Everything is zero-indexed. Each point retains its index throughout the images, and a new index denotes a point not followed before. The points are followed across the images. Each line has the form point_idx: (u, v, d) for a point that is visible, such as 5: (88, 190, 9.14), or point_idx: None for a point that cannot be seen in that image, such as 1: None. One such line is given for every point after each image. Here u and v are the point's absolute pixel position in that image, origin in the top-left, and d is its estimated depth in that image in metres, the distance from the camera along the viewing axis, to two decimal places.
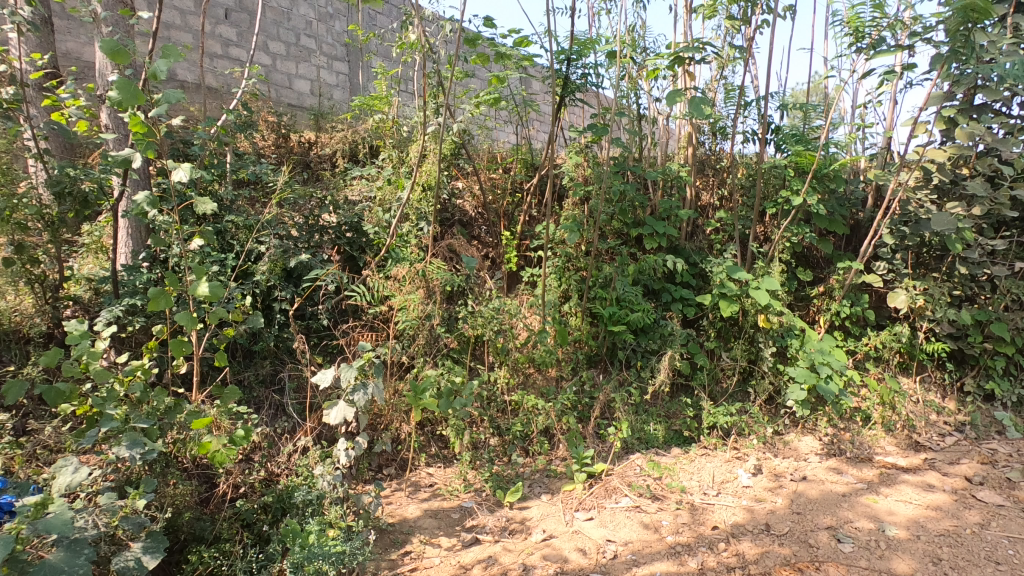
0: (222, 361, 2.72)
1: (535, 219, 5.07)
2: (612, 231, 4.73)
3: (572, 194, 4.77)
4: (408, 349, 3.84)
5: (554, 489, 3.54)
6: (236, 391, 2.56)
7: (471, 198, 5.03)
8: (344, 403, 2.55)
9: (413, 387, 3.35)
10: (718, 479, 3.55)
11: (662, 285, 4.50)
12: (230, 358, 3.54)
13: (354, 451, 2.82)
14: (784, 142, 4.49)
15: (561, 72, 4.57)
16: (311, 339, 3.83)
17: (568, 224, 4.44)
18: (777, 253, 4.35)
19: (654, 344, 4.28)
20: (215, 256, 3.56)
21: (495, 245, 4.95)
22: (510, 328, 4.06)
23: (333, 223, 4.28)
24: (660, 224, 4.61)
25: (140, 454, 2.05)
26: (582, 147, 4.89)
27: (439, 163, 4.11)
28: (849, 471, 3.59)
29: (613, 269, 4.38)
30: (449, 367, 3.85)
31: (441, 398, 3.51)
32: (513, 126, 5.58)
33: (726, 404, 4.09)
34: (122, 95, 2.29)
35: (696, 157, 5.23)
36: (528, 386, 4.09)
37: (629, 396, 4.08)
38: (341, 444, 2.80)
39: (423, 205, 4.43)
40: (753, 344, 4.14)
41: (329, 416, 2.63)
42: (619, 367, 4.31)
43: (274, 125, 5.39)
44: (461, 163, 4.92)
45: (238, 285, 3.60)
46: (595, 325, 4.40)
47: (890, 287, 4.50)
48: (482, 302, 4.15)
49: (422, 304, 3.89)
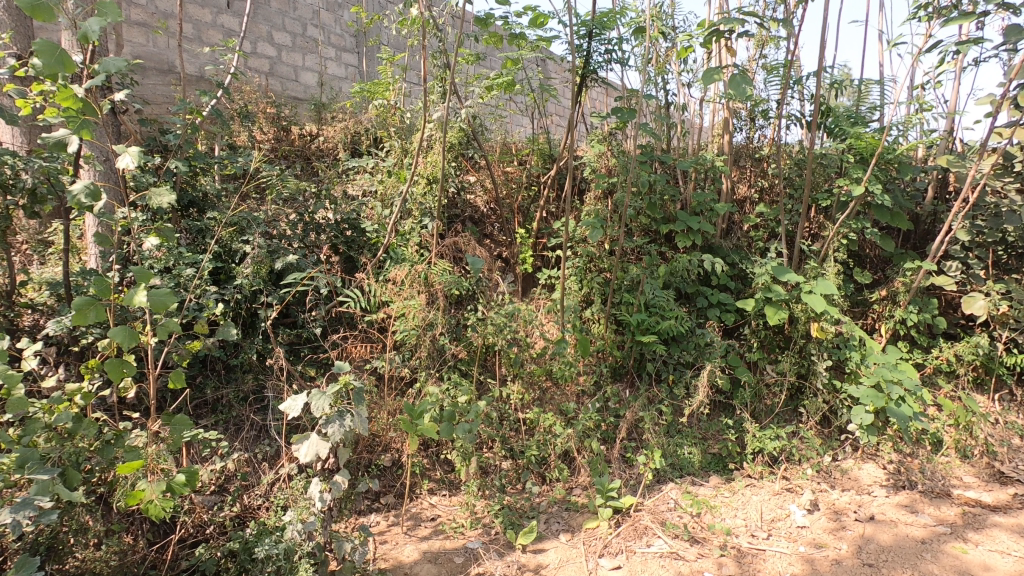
0: (179, 382, 2.30)
1: (553, 216, 4.62)
2: (639, 227, 4.23)
3: (594, 186, 4.29)
4: (410, 361, 3.42)
5: (575, 526, 3.06)
6: (187, 421, 2.16)
7: (483, 193, 4.59)
8: (316, 436, 2.05)
9: (408, 409, 2.89)
10: (767, 516, 3.04)
11: (696, 288, 3.99)
12: (209, 372, 3.16)
13: (333, 493, 2.33)
14: (837, 125, 3.96)
15: (582, 49, 4.07)
16: (301, 350, 3.42)
17: (590, 220, 3.99)
18: (832, 252, 3.76)
19: (688, 356, 3.76)
20: (190, 257, 3.16)
21: (509, 244, 4.49)
22: (525, 336, 3.63)
23: (330, 220, 3.89)
24: (695, 220, 4.10)
25: (28, 521, 1.68)
26: (605, 135, 4.40)
27: (445, 152, 3.64)
28: (925, 510, 3.04)
29: (640, 270, 3.90)
30: (454, 382, 3.41)
31: (442, 422, 3.03)
32: (529, 115, 5.11)
33: (772, 425, 3.57)
34: (45, 59, 1.91)
35: (733, 145, 4.70)
36: (545, 402, 3.66)
37: (660, 416, 3.60)
38: (314, 485, 2.29)
39: (428, 199, 3.98)
40: (803, 357, 3.61)
41: (300, 452, 2.12)
42: (649, 382, 3.82)
43: (272, 116, 5.01)
44: (472, 154, 4.40)
45: (218, 289, 3.21)
46: (620, 334, 3.92)
47: (961, 291, 3.91)
48: (493, 308, 3.69)
49: (424, 311, 3.44)
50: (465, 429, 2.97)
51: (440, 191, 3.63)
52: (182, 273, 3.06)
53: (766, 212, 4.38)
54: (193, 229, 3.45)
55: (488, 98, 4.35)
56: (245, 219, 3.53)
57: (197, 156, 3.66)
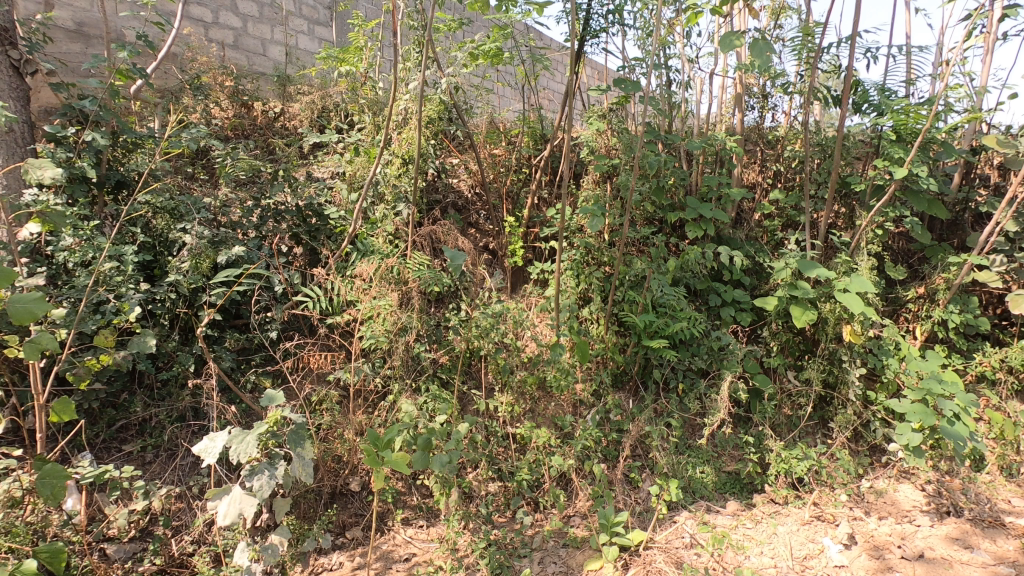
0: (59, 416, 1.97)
1: (545, 202, 4.14)
2: (643, 216, 3.76)
3: (592, 169, 3.80)
4: (380, 371, 2.92)
5: (575, 568, 2.63)
6: (61, 471, 1.88)
7: (468, 176, 4.09)
8: (238, 494, 1.82)
9: (373, 438, 2.32)
10: (799, 553, 2.61)
11: (707, 284, 3.53)
12: (137, 387, 2.65)
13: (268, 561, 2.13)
14: (868, 102, 3.51)
15: (580, 10, 3.54)
16: (251, 359, 2.92)
17: (589, 208, 3.51)
18: (865, 244, 3.28)
19: (700, 361, 3.30)
20: (112, 249, 2.64)
21: (496, 233, 4.00)
22: (515, 340, 3.18)
23: (289, 206, 3.36)
24: (707, 208, 3.65)
25: None
26: (604, 111, 3.92)
27: (421, 126, 3.11)
28: (980, 545, 2.65)
29: (645, 264, 3.42)
30: (433, 396, 2.94)
31: (416, 451, 2.51)
32: (519, 89, 4.57)
33: (795, 441, 3.15)
34: None
35: (744, 125, 4.25)
36: (538, 415, 3.22)
37: (668, 431, 3.17)
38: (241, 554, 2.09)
39: (403, 181, 3.42)
40: (831, 363, 3.18)
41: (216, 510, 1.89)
42: (655, 391, 3.37)
43: (230, 88, 4.43)
44: (454, 131, 3.90)
45: (147, 287, 2.69)
46: (622, 335, 3.47)
47: (1003, 288, 3.50)
48: (478, 307, 3.23)
49: (396, 313, 2.91)
50: (443, 457, 2.49)
51: (415, 172, 3.12)
52: (100, 268, 2.55)
53: (781, 199, 3.94)
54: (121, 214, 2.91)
55: (472, 67, 3.82)
56: (183, 204, 3.02)
57: (124, 130, 3.04)
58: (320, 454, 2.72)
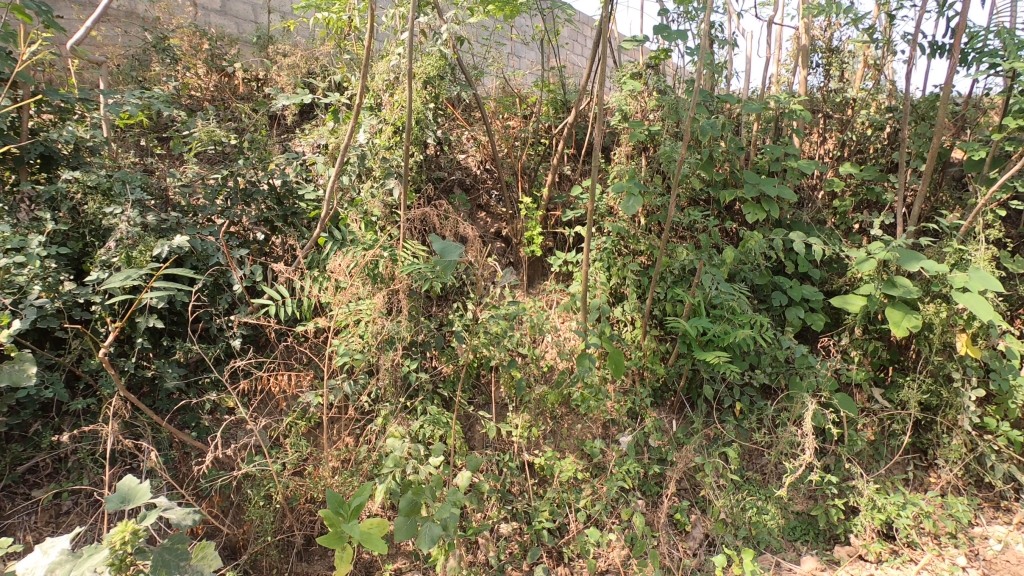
0: None
1: (567, 180, 3.49)
2: (687, 195, 3.11)
3: (625, 138, 3.14)
4: (365, 390, 2.34)
5: None
6: None
7: (478, 150, 3.45)
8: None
9: (333, 500, 1.67)
10: None
11: (770, 279, 2.85)
12: (55, 415, 2.10)
13: None
14: (982, 48, 2.78)
15: None
16: (204, 375, 2.36)
17: (624, 185, 2.86)
18: (981, 229, 2.56)
19: (765, 376, 2.65)
20: (17, 241, 2.07)
21: (510, 217, 3.36)
22: (532, 349, 2.61)
23: (259, 186, 2.76)
24: (771, 184, 2.96)
25: None
26: (638, 69, 3.23)
27: (412, 82, 2.43)
28: None
29: (694, 254, 2.77)
30: (431, 421, 2.34)
31: (398, 517, 1.85)
32: (537, 45, 3.85)
33: (886, 478, 2.52)
34: None
35: (807, 88, 3.55)
36: (561, 441, 2.69)
37: (726, 463, 2.54)
38: None
39: (395, 154, 2.77)
40: (933, 381, 2.52)
41: None
42: (705, 411, 2.74)
43: (205, 53, 3.82)
44: (458, 94, 3.23)
45: (67, 289, 2.13)
46: (663, 341, 2.84)
47: None
48: (486, 308, 2.60)
49: (380, 320, 2.28)
50: (435, 528, 1.85)
51: (407, 140, 2.48)
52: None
53: (855, 174, 3.24)
54: (42, 196, 2.34)
55: (479, 17, 3.15)
56: (120, 182, 2.45)
57: (44, 90, 2.47)
58: (286, 498, 2.16)
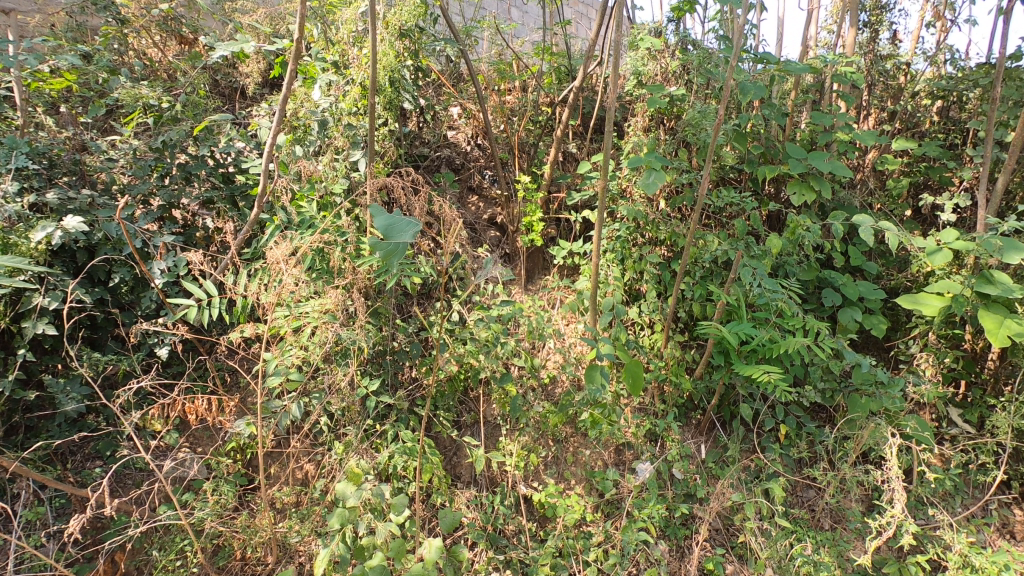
0: None
1: (572, 157, 2.98)
2: (716, 173, 2.59)
3: (642, 106, 2.63)
4: (316, 414, 1.84)
5: None
6: None
7: (467, 122, 2.92)
8: None
9: None
10: None
11: (819, 274, 2.34)
12: None
13: None
14: None
15: None
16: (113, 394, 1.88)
17: (640, 159, 2.34)
18: None
19: (817, 393, 2.14)
20: None
21: (505, 200, 2.85)
22: (529, 359, 2.11)
23: (195, 160, 2.25)
24: (820, 158, 2.44)
25: None
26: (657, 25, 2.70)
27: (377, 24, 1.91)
28: None
29: (728, 244, 2.27)
30: (401, 453, 1.85)
31: None
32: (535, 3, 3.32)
33: (968, 519, 2.03)
34: None
35: (854, 42, 2.97)
36: (565, 470, 2.20)
37: (771, 502, 2.05)
38: None
39: (362, 121, 2.26)
40: None
41: None
42: (741, 433, 2.25)
43: None
44: (442, 54, 2.70)
45: None
46: (689, 350, 2.34)
47: None
48: (473, 309, 2.11)
49: (330, 326, 1.77)
50: None
51: (371, 100, 1.97)
52: None
53: (913, 150, 2.73)
54: None
55: None
56: (10, 152, 1.94)
57: None
58: (208, 557, 1.68)
